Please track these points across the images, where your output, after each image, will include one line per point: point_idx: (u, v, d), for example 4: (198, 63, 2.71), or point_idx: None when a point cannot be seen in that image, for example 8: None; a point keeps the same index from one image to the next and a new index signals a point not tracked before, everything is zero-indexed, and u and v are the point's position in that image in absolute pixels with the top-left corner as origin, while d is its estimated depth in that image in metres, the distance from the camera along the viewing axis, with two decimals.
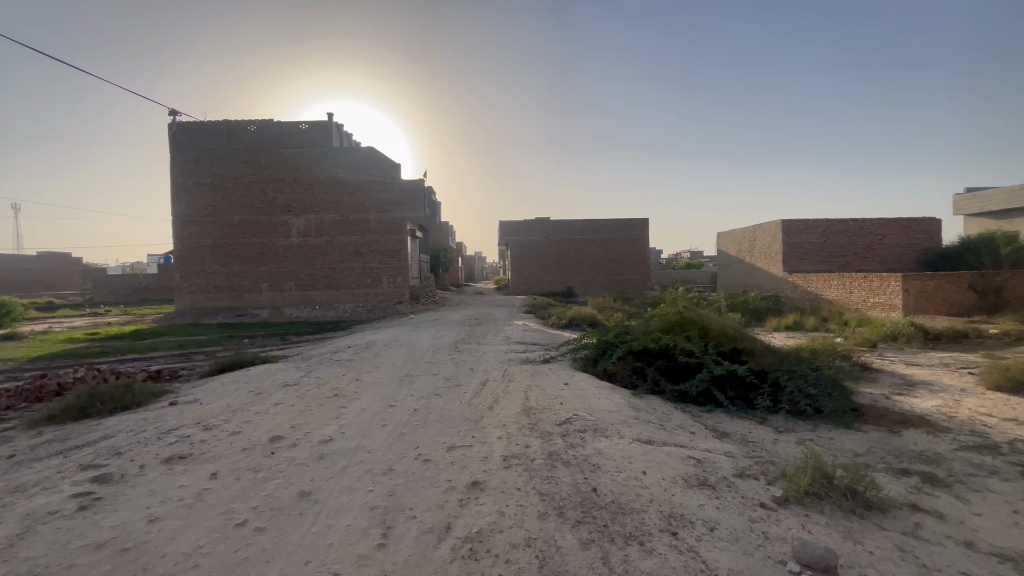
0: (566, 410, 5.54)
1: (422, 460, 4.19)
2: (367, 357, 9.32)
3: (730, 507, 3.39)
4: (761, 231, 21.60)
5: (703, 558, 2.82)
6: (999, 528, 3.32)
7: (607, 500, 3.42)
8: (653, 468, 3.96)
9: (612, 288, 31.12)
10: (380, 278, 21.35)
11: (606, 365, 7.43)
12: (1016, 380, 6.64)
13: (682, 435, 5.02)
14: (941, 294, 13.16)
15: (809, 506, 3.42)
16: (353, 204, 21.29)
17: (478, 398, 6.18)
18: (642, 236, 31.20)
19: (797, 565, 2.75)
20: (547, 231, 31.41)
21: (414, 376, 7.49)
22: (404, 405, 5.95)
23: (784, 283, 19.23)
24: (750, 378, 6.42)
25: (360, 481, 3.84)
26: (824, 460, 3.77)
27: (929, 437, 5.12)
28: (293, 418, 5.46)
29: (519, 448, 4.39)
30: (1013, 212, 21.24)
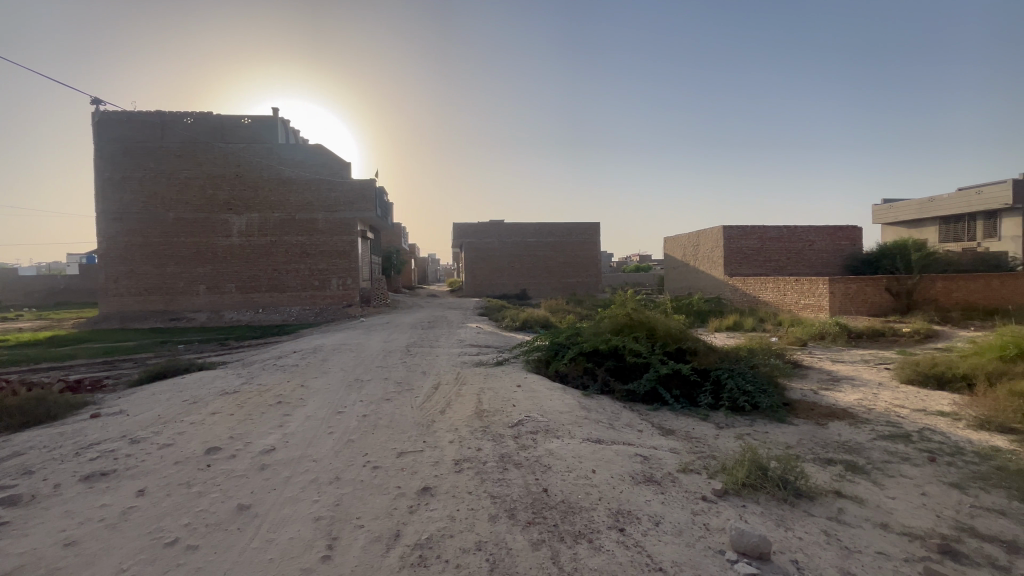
0: (518, 412, 5.57)
1: (371, 467, 4.08)
2: (314, 362, 8.98)
3: (674, 502, 3.52)
4: (704, 236, 22.68)
5: (648, 552, 2.91)
6: (910, 510, 3.64)
7: (558, 500, 3.47)
8: (602, 467, 4.05)
9: (564, 290, 31.68)
10: (328, 281, 20.63)
11: (557, 366, 7.55)
12: (925, 374, 7.33)
13: (630, 434, 5.17)
14: (862, 296, 14.35)
15: (746, 497, 3.62)
16: (300, 203, 20.47)
17: (430, 402, 6.10)
18: (593, 240, 31.93)
19: (735, 553, 2.90)
20: (501, 233, 31.46)
21: (363, 381, 7.28)
22: (353, 411, 5.77)
23: (726, 286, 20.28)
24: (693, 377, 6.72)
25: (304, 492, 3.68)
26: (759, 453, 4.01)
27: (851, 428, 5.55)
28: (232, 428, 5.17)
29: (471, 451, 4.37)
30: (923, 221, 23.41)
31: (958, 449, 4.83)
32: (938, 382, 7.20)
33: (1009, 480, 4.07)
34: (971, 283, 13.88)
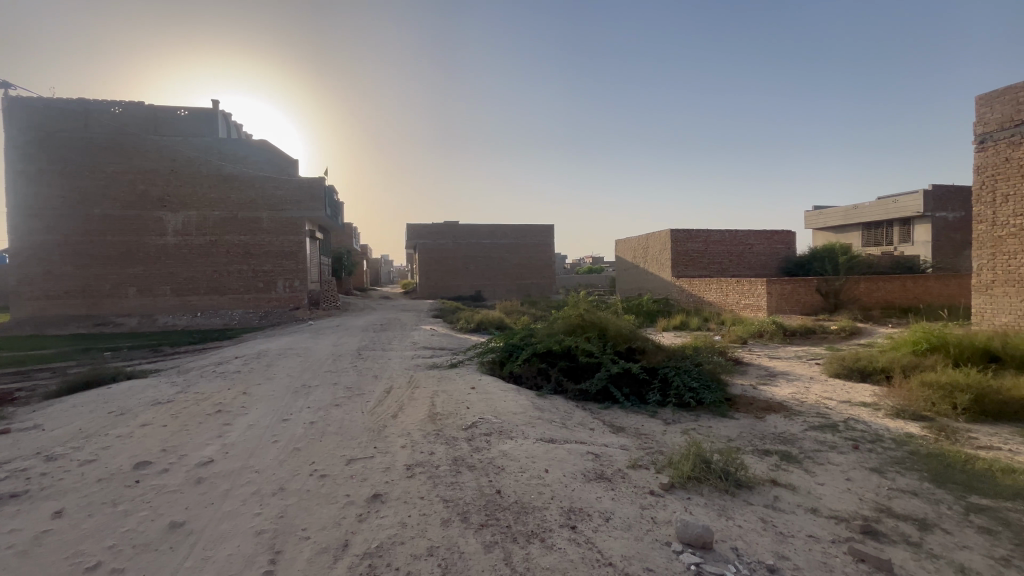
0: (472, 414, 5.53)
1: (318, 475, 3.93)
2: (258, 368, 8.55)
3: (623, 497, 3.61)
4: (653, 239, 23.48)
5: (598, 548, 2.97)
6: (837, 494, 3.92)
7: (511, 501, 3.48)
8: (555, 466, 4.10)
9: (519, 291, 31.90)
10: (274, 283, 19.71)
11: (512, 367, 7.62)
12: (850, 368, 7.93)
13: (583, 432, 5.26)
14: (795, 296, 15.37)
15: (691, 489, 3.78)
16: (242, 201, 19.44)
17: (382, 406, 5.95)
18: (547, 242, 32.33)
19: (680, 545, 3.01)
20: (455, 235, 31.24)
21: (311, 387, 7.01)
22: (299, 418, 5.54)
23: (673, 287, 21.10)
24: (643, 375, 6.93)
25: (245, 505, 3.49)
26: (703, 447, 4.20)
27: (786, 420, 5.91)
28: (165, 440, 4.83)
29: (424, 455, 4.31)
30: (849, 227, 25.33)
31: (879, 437, 5.25)
32: (861, 375, 7.80)
33: (920, 463, 4.48)
34: (890, 284, 15.14)
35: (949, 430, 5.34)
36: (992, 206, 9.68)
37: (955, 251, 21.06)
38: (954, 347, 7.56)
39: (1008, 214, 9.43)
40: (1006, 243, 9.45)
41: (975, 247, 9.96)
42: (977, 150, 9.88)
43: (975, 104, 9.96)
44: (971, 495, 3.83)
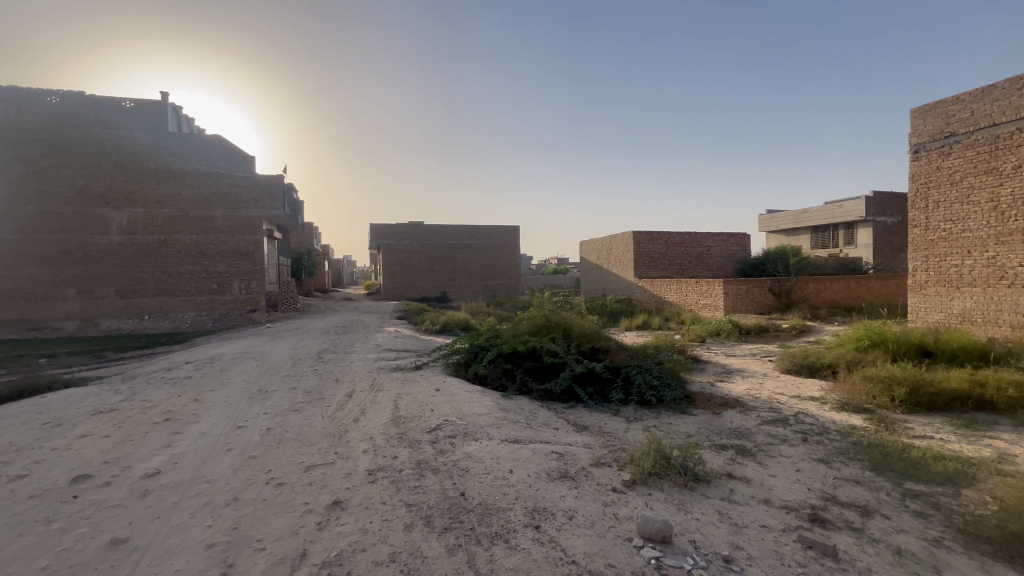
0: (436, 416, 5.48)
1: (275, 484, 3.80)
2: (211, 373, 8.17)
3: (586, 495, 3.66)
4: (616, 241, 23.95)
5: (562, 546, 2.99)
6: (787, 485, 4.11)
7: (475, 503, 3.47)
8: (519, 466, 4.12)
9: (485, 292, 31.86)
10: (228, 284, 18.87)
11: (477, 368, 7.61)
12: (799, 364, 8.34)
13: (547, 432, 5.30)
14: (750, 296, 16.02)
15: (652, 485, 3.88)
16: (194, 198, 18.54)
17: (343, 411, 5.81)
18: (513, 243, 32.43)
19: (641, 540, 3.08)
20: (420, 235, 30.88)
21: (269, 392, 6.75)
22: (255, 424, 5.33)
23: (635, 288, 21.58)
24: (606, 374, 7.05)
25: (196, 517, 3.33)
26: (663, 443, 4.32)
27: (740, 415, 6.15)
28: (107, 451, 4.55)
29: (386, 459, 4.23)
30: (798, 230, 26.62)
31: (825, 429, 5.54)
32: (810, 370, 8.22)
33: (862, 453, 4.76)
34: (836, 285, 16.02)
35: (888, 421, 5.70)
36: (925, 211, 10.40)
37: (893, 254, 22.49)
38: (892, 343, 8.08)
39: (939, 218, 10.14)
40: (937, 246, 10.17)
41: (911, 250, 10.66)
42: (912, 158, 10.59)
43: (911, 116, 10.66)
44: (907, 481, 4.10)
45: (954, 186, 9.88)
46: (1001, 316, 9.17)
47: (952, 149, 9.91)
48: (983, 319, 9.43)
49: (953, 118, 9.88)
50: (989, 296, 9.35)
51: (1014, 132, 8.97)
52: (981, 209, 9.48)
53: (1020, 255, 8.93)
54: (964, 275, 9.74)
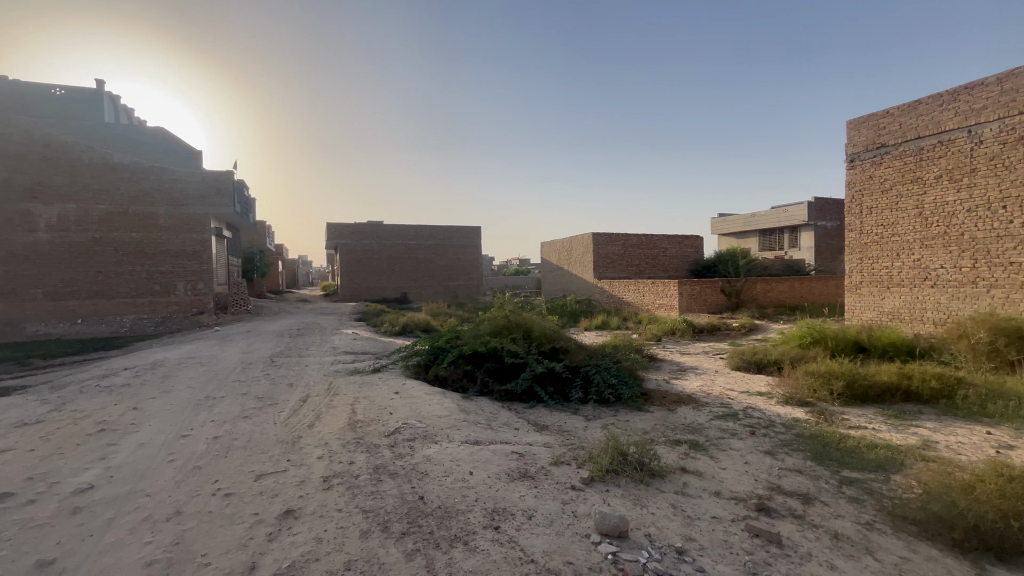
0: (395, 419, 5.39)
1: (222, 494, 3.62)
2: (152, 380, 7.68)
3: (546, 494, 3.69)
4: (576, 242, 24.30)
5: (521, 546, 3.01)
6: (736, 477, 4.30)
7: (434, 506, 3.43)
8: (479, 468, 4.10)
9: (446, 292, 31.60)
10: (172, 286, 17.83)
11: (437, 370, 7.53)
12: (748, 361, 8.75)
13: (507, 432, 5.31)
14: (703, 296, 16.63)
15: (609, 481, 3.97)
16: (134, 193, 17.41)
17: (297, 416, 5.60)
18: (474, 244, 32.33)
19: (599, 536, 3.14)
20: (379, 234, 30.25)
21: (216, 399, 6.42)
22: (201, 433, 5.06)
23: (595, 288, 22.00)
24: (565, 374, 7.14)
25: (133, 534, 3.12)
26: (620, 441, 4.42)
27: (694, 411, 6.38)
28: (31, 467, 4.18)
29: (342, 465, 4.13)
30: (748, 233, 27.90)
31: (771, 422, 5.84)
32: (758, 367, 8.63)
33: (804, 444, 5.04)
34: (781, 285, 16.89)
35: (826, 413, 6.07)
36: (859, 216, 11.15)
37: (832, 256, 23.96)
38: (831, 340, 8.61)
39: (871, 223, 10.90)
40: (870, 249, 10.93)
41: (847, 252, 11.40)
42: (848, 167, 11.32)
43: (847, 127, 11.37)
44: (844, 469, 4.38)
45: (884, 193, 10.64)
46: (925, 314, 9.96)
47: (883, 159, 10.66)
48: (911, 317, 10.20)
49: (883, 131, 10.62)
50: (915, 295, 10.13)
51: (936, 145, 9.74)
52: (908, 216, 10.25)
53: (941, 258, 9.72)
54: (894, 276, 10.50)
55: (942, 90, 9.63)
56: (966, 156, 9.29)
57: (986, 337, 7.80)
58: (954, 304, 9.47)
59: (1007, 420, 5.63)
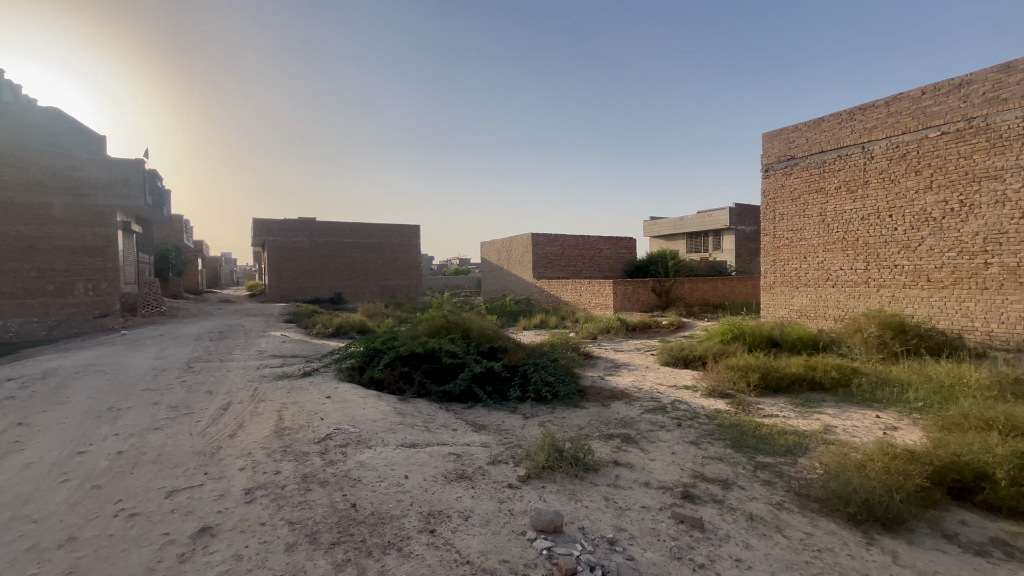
0: (326, 425, 5.15)
1: (126, 515, 3.28)
2: (44, 391, 6.85)
3: (482, 494, 3.69)
4: (515, 243, 24.54)
5: (456, 547, 2.99)
6: (664, 467, 4.53)
7: (366, 513, 3.32)
8: (415, 471, 4.03)
9: (383, 292, 30.78)
10: (70, 285, 15.97)
11: (373, 372, 7.31)
12: (676, 356, 9.24)
13: (444, 434, 5.24)
14: (635, 295, 17.40)
15: (545, 478, 4.04)
16: (22, 181, 15.46)
17: (216, 426, 5.21)
18: (412, 243, 31.70)
19: (534, 532, 3.18)
20: (311, 232, 28.84)
21: (122, 410, 5.83)
22: (103, 448, 4.57)
23: (534, 288, 22.32)
24: (504, 373, 7.18)
25: (14, 566, 2.76)
26: (556, 437, 4.51)
27: (626, 406, 6.64)
28: None
29: (267, 475, 3.89)
30: (676, 236, 29.52)
31: (696, 414, 6.20)
32: (684, 362, 9.14)
33: (724, 433, 5.41)
34: (706, 285, 18.02)
35: (744, 404, 6.55)
36: (772, 222, 12.13)
37: (750, 258, 25.88)
38: (748, 336, 9.33)
39: (783, 228, 11.90)
40: (782, 252, 11.92)
41: (763, 255, 12.36)
42: (764, 177, 12.26)
43: (762, 139, 12.29)
44: (758, 454, 4.74)
45: (794, 201, 11.65)
46: (827, 311, 11.02)
47: (792, 170, 11.65)
48: (815, 314, 11.24)
49: (793, 144, 11.60)
50: (819, 294, 11.17)
51: (836, 158, 10.79)
52: (813, 222, 11.29)
53: (840, 261, 10.80)
54: (802, 277, 11.51)
55: (841, 109, 10.67)
56: (860, 169, 10.37)
57: (876, 331, 8.77)
58: (851, 302, 10.55)
59: (894, 405, 6.35)
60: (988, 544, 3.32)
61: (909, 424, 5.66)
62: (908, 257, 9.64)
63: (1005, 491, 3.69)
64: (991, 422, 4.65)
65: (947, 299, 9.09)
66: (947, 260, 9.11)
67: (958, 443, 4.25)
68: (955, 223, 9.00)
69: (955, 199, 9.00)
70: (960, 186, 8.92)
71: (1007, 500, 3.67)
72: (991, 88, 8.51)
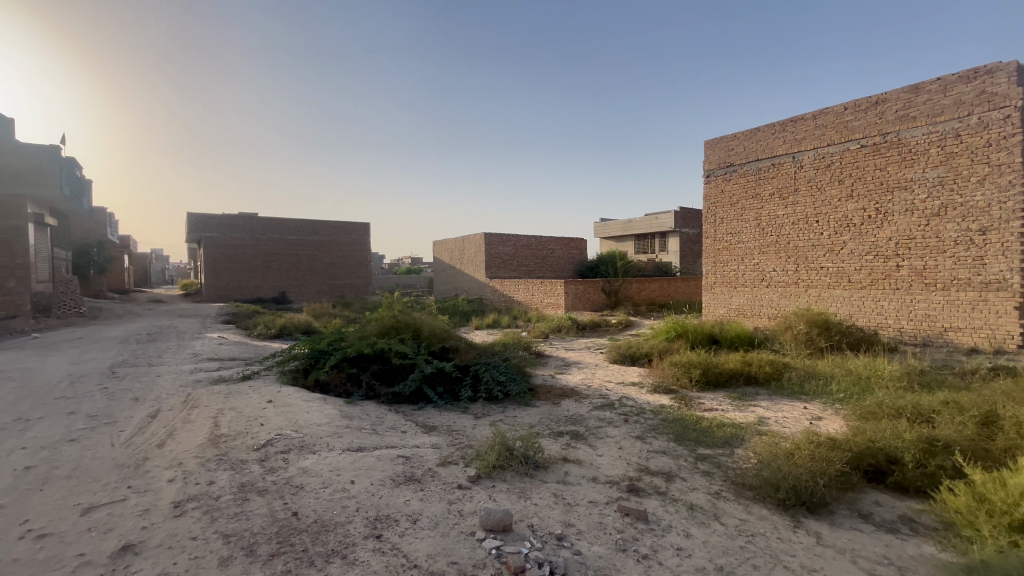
0: (267, 431, 4.91)
1: (34, 537, 2.98)
2: None
3: (432, 496, 3.64)
4: (468, 242, 24.41)
5: (404, 552, 2.93)
6: (612, 462, 4.65)
7: (309, 521, 3.19)
8: (362, 475, 3.92)
9: (331, 292, 29.76)
10: None
11: (319, 374, 7.04)
12: (624, 354, 9.53)
13: (394, 436, 5.14)
14: (586, 295, 17.78)
15: (495, 477, 4.05)
16: None
17: (143, 435, 4.83)
18: (362, 241, 30.88)
19: (483, 532, 3.18)
20: (253, 227, 27.39)
21: (31, 422, 5.27)
22: (6, 463, 4.12)
23: (486, 287, 22.30)
24: (455, 374, 7.12)
25: None
26: (507, 436, 4.53)
27: (576, 403, 6.76)
28: None
29: (201, 486, 3.66)
30: (624, 237, 30.43)
31: (641, 410, 6.42)
32: (632, 359, 9.43)
33: (668, 427, 5.63)
34: (653, 285, 18.68)
35: (687, 399, 6.86)
36: (713, 225, 12.75)
37: (694, 259, 27.09)
38: (691, 334, 9.76)
39: (722, 232, 12.54)
40: (722, 254, 12.55)
41: (704, 257, 12.96)
42: (705, 182, 12.86)
43: (705, 146, 12.88)
44: (699, 447, 4.97)
45: (732, 206, 12.30)
46: (762, 310, 11.72)
47: (730, 176, 12.30)
48: (752, 313, 11.92)
49: (732, 152, 12.25)
50: (754, 294, 11.85)
51: (770, 167, 11.49)
52: (749, 226, 11.97)
53: (773, 263, 11.51)
54: (739, 278, 12.17)
55: (775, 120, 11.37)
56: (791, 177, 11.10)
57: (804, 328, 9.42)
58: (783, 301, 11.28)
59: (820, 396, 6.84)
60: (897, 522, 3.64)
61: (832, 414, 6.13)
62: (832, 260, 10.41)
63: (912, 472, 4.07)
64: (901, 410, 5.12)
65: (865, 299, 9.92)
66: (866, 263, 9.93)
67: (874, 430, 4.63)
68: (872, 229, 9.82)
69: (872, 207, 9.82)
70: (876, 195, 9.75)
71: (913, 481, 4.04)
72: (902, 106, 9.36)
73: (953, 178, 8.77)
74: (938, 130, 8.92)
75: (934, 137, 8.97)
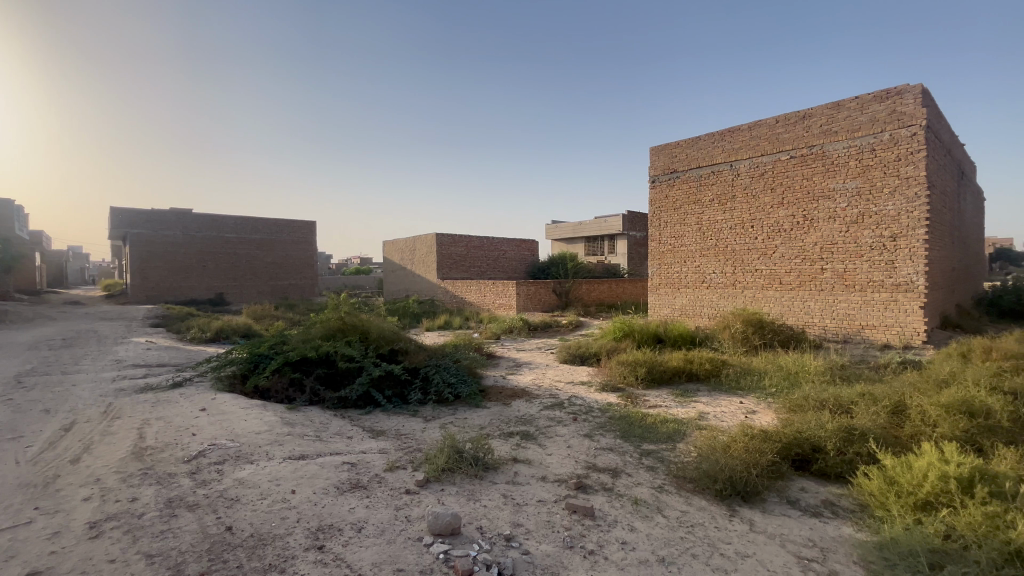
0: (199, 441, 4.61)
1: None
2: None
3: (378, 503, 3.55)
4: (419, 242, 24.03)
5: (348, 562, 2.83)
6: (560, 460, 4.72)
7: (244, 535, 3.02)
8: (304, 484, 3.75)
9: (273, 293, 28.40)
10: None
11: (258, 380, 6.69)
12: (574, 354, 9.70)
13: (339, 442, 4.97)
14: (537, 296, 17.96)
15: (444, 481, 4.00)
16: None
17: (54, 451, 4.40)
18: (307, 240, 29.71)
19: (431, 537, 3.13)
20: (187, 224, 25.67)
21: None
22: None
23: (438, 288, 22.04)
24: (404, 376, 6.98)
25: None
26: (457, 439, 4.49)
27: (526, 404, 6.81)
28: None
29: (122, 503, 3.37)
30: (575, 239, 31.02)
31: (590, 408, 6.55)
32: (581, 359, 9.62)
33: (615, 424, 5.79)
34: (602, 286, 19.16)
35: (633, 396, 7.09)
36: (658, 228, 13.24)
37: (641, 261, 28.01)
38: (637, 334, 10.09)
39: (666, 235, 13.05)
40: (666, 257, 13.06)
41: (650, 259, 13.43)
42: (651, 187, 13.34)
43: (651, 152, 13.34)
44: (644, 443, 5.15)
45: (675, 211, 12.82)
46: (703, 310, 12.29)
47: (674, 182, 12.82)
48: (693, 313, 12.48)
49: (675, 159, 12.77)
50: (696, 295, 12.41)
51: (710, 174, 12.09)
52: (691, 230, 12.53)
53: (713, 266, 12.10)
54: (682, 279, 12.71)
55: (715, 130, 11.96)
56: (729, 184, 11.73)
57: (741, 327, 9.97)
58: (721, 302, 11.88)
59: (754, 391, 7.27)
60: (820, 506, 3.92)
61: (764, 407, 6.53)
62: (766, 262, 11.09)
63: (833, 459, 4.40)
64: (825, 402, 5.53)
65: (794, 299, 10.63)
66: (795, 266, 10.64)
67: (800, 421, 4.97)
68: (800, 234, 10.55)
69: (800, 214, 10.55)
70: (804, 203, 10.48)
71: (834, 467, 4.37)
72: (826, 121, 10.11)
73: (869, 188, 9.58)
74: (856, 144, 9.72)
75: (853, 151, 9.77)
